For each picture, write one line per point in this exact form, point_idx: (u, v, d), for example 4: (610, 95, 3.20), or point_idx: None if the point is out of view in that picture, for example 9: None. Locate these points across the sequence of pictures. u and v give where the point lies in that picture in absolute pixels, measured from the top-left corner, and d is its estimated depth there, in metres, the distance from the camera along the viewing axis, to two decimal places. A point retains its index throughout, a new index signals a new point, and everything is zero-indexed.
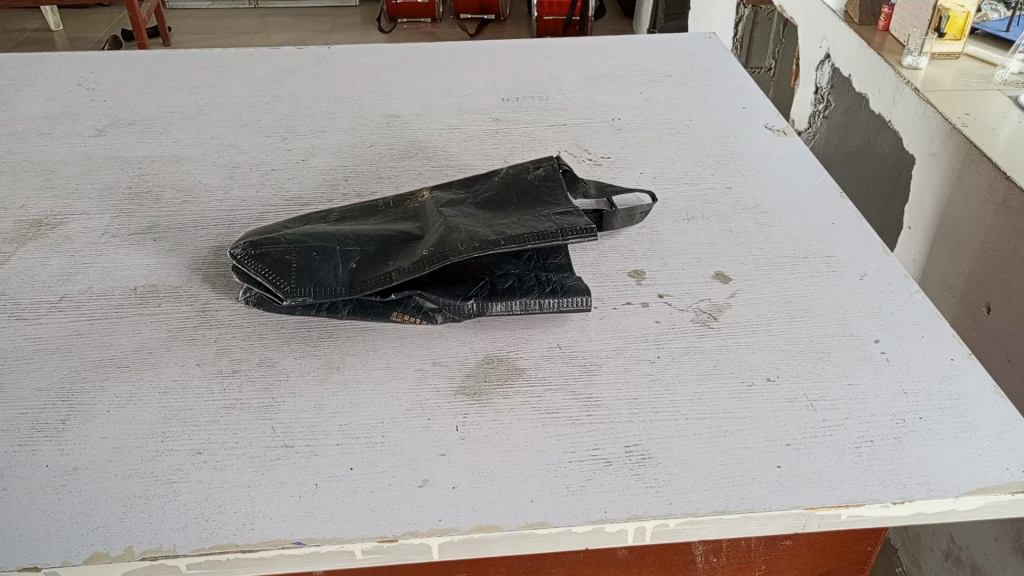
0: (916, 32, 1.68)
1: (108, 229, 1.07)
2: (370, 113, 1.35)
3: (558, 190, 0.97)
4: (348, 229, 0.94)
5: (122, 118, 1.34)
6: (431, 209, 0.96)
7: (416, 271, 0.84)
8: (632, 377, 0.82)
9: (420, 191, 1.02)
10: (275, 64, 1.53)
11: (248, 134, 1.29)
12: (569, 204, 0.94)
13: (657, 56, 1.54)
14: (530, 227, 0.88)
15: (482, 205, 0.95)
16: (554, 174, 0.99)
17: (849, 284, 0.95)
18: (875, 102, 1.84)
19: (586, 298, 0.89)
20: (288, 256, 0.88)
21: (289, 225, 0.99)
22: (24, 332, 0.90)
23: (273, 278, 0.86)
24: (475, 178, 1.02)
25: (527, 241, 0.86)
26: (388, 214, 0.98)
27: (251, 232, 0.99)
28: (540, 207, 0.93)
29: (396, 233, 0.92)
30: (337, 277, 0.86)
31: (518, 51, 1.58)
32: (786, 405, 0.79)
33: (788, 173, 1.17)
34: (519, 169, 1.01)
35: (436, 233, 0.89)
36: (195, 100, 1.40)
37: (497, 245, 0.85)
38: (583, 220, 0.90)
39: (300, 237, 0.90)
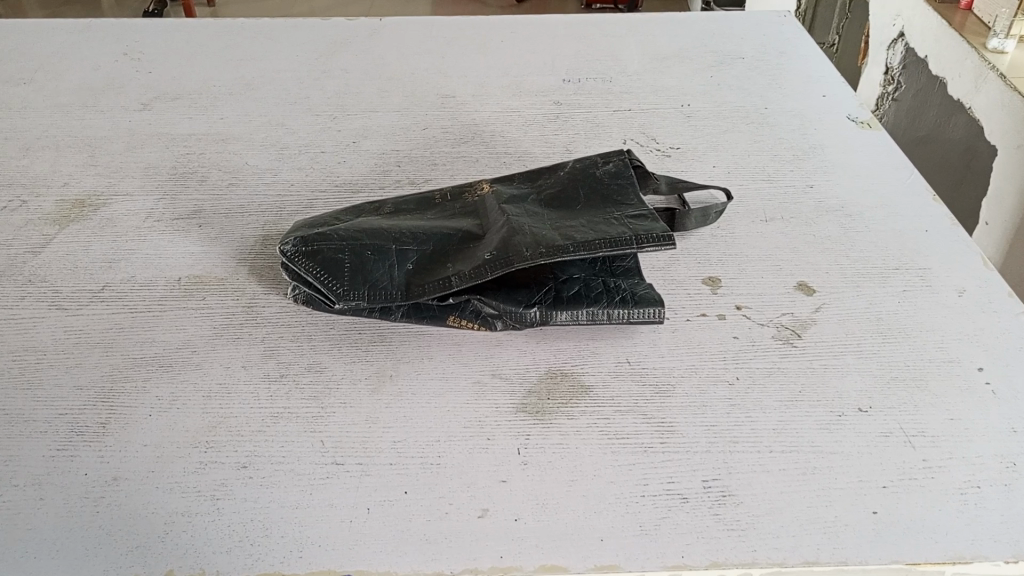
0: (1005, 12, 1.55)
1: (152, 213, 1.02)
2: (424, 91, 1.28)
3: (630, 188, 0.89)
4: (404, 224, 0.88)
5: (167, 91, 1.29)
6: (492, 206, 0.89)
7: (478, 276, 0.78)
8: (709, 402, 0.76)
9: (478, 184, 0.96)
10: (325, 37, 1.46)
11: (297, 112, 1.23)
12: (643, 205, 0.87)
13: (728, 37, 1.44)
14: (602, 231, 0.81)
15: (548, 204, 0.89)
16: (626, 172, 0.92)
17: (946, 301, 0.87)
18: (956, 88, 1.72)
19: (660, 309, 0.82)
20: (339, 253, 0.82)
21: (339, 216, 0.93)
22: (64, 324, 0.86)
23: (325, 278, 0.80)
24: (538, 173, 0.95)
25: (598, 247, 0.79)
26: (446, 209, 0.92)
27: (300, 223, 0.94)
28: (611, 209, 0.86)
29: (455, 231, 0.85)
30: (392, 278, 0.81)
31: (578, 27, 1.49)
32: (880, 440, 0.72)
33: (875, 170, 1.08)
34: (588, 164, 0.94)
35: (500, 234, 0.83)
36: (243, 74, 1.34)
37: (567, 252, 0.78)
38: (659, 224, 0.82)
39: (352, 232, 0.85)
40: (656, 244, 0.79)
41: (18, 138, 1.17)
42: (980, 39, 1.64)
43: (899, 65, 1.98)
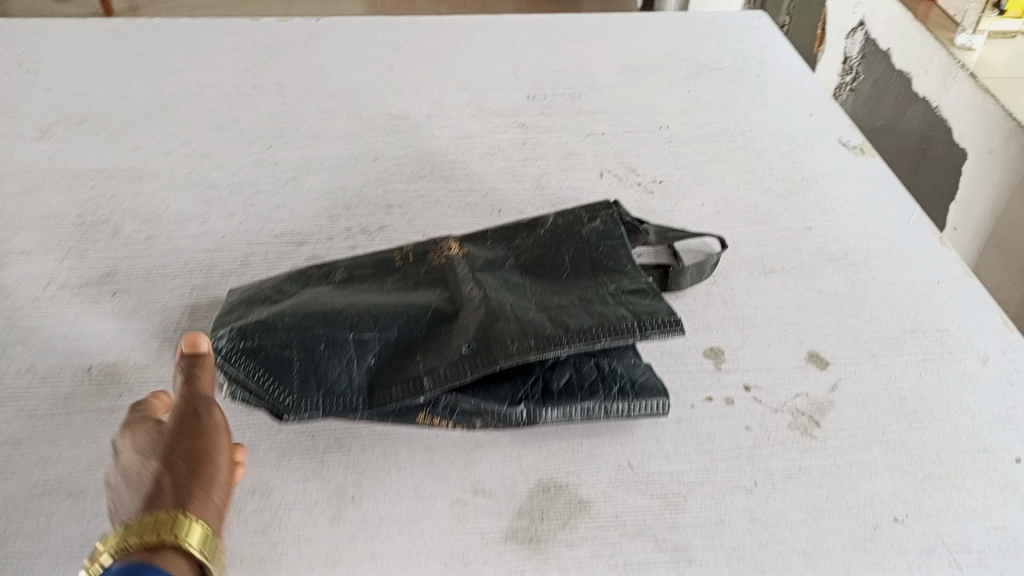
0: (975, 7, 1.47)
1: (54, 278, 0.86)
2: (372, 111, 1.13)
3: (622, 252, 0.78)
4: (360, 299, 0.74)
5: (70, 113, 1.11)
6: (465, 275, 0.76)
7: (455, 378, 0.66)
8: (727, 517, 0.66)
9: (444, 241, 0.82)
10: (255, 41, 1.29)
11: (226, 140, 1.07)
12: (639, 274, 0.75)
13: (702, 41, 1.32)
14: (597, 314, 0.69)
15: (529, 274, 0.76)
16: (615, 232, 0.80)
17: (973, 373, 0.78)
18: (922, 84, 1.62)
19: (664, 401, 0.71)
20: (283, 349, 0.68)
21: (279, 285, 0.79)
22: None
23: (267, 381, 0.67)
24: (513, 229, 0.82)
25: (595, 337, 0.67)
26: (408, 275, 0.79)
27: (233, 294, 0.79)
28: (604, 280, 0.74)
29: (423, 311, 0.72)
30: (350, 380, 0.68)
31: (539, 29, 1.35)
32: (922, 560, 0.63)
33: (875, 206, 0.99)
34: (572, 220, 0.81)
35: (477, 318, 0.70)
36: (160, 89, 1.16)
37: (559, 346, 0.66)
38: (661, 303, 0.71)
39: (298, 317, 0.71)
40: (661, 330, 0.68)
41: None
42: (947, 34, 1.55)
43: (859, 55, 1.84)
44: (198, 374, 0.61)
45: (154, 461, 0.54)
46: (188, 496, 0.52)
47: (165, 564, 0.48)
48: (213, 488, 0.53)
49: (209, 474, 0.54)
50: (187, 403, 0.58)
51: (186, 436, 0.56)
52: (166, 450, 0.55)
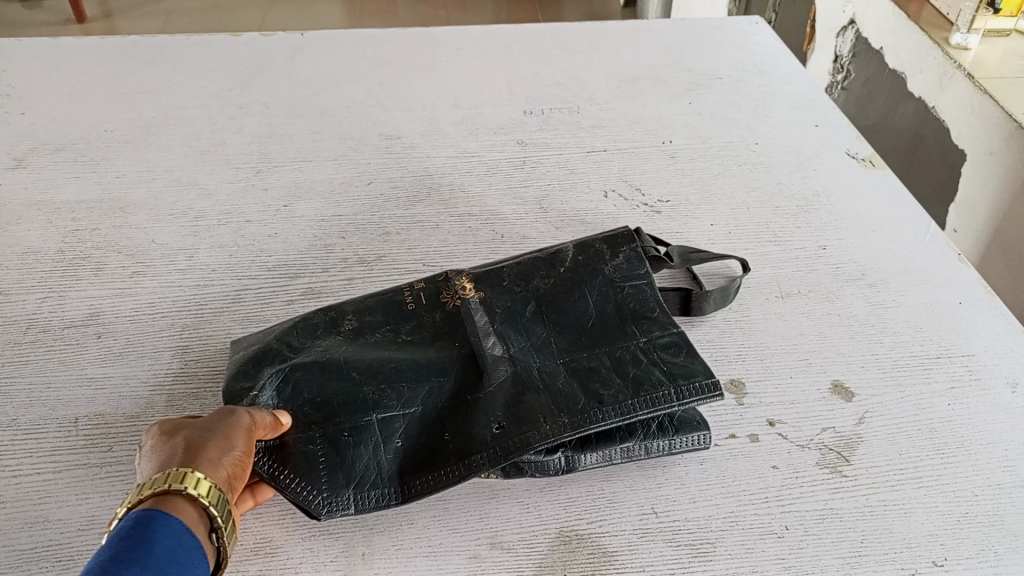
0: (968, 6, 1.42)
1: (35, 321, 0.81)
2: (364, 130, 1.09)
3: (649, 294, 0.74)
4: (374, 358, 0.69)
5: (46, 140, 1.05)
6: (485, 330, 0.72)
7: (489, 464, 0.62)
8: (760, 565, 0.62)
9: (456, 277, 0.77)
10: (238, 58, 1.24)
11: (212, 165, 1.02)
12: (669, 321, 0.72)
13: (701, 50, 1.29)
14: (631, 379, 0.67)
15: (554, 323, 0.72)
16: (639, 270, 0.76)
17: (1001, 402, 0.75)
18: (916, 85, 1.58)
19: (705, 433, 0.67)
20: (303, 441, 0.64)
21: (280, 338, 0.72)
22: None
23: (285, 475, 0.62)
24: (530, 265, 0.78)
25: (632, 408, 0.64)
26: (422, 321, 0.73)
27: (232, 350, 0.74)
28: (634, 332, 0.71)
29: (446, 378, 0.68)
30: (376, 466, 0.64)
31: (532, 39, 1.31)
32: None
33: (889, 223, 0.96)
34: (593, 257, 0.77)
35: (505, 392, 0.67)
36: (141, 112, 1.11)
37: (596, 424, 0.63)
38: (695, 359, 0.68)
39: (313, 395, 0.66)
40: (701, 396, 0.65)
41: None
42: (941, 33, 1.51)
43: (850, 53, 1.80)
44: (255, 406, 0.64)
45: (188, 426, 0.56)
46: (210, 451, 0.53)
47: (172, 507, 0.48)
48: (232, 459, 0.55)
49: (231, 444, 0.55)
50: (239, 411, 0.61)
51: (223, 416, 0.58)
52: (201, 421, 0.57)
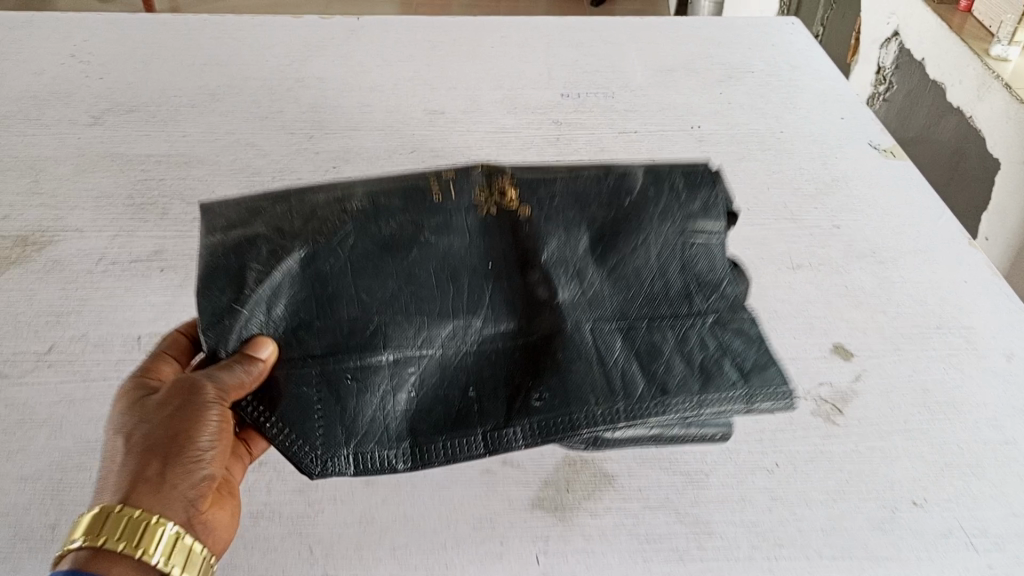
0: (1008, 18, 1.42)
1: (106, 254, 0.90)
2: (410, 106, 1.17)
3: (720, 271, 0.75)
4: (393, 283, 0.72)
5: (121, 102, 1.15)
6: (536, 266, 0.73)
7: (526, 438, 0.67)
8: (749, 495, 0.68)
9: (499, 178, 0.76)
10: (298, 38, 1.33)
11: (269, 130, 1.11)
12: (737, 302, 0.74)
13: (736, 46, 1.34)
14: (694, 369, 0.70)
15: (612, 277, 0.74)
16: (710, 233, 0.76)
17: (996, 370, 0.79)
18: (955, 96, 1.59)
19: (726, 433, 0.70)
20: (298, 381, 0.68)
21: (268, 223, 0.72)
22: (5, 396, 0.75)
23: (269, 420, 0.66)
24: (595, 188, 0.77)
25: (691, 401, 0.68)
26: (451, 220, 0.74)
27: (205, 225, 0.72)
28: (699, 307, 0.73)
29: (479, 326, 0.72)
30: (395, 414, 0.68)
31: (574, 30, 1.38)
32: (939, 542, 0.65)
33: (903, 208, 1.00)
34: (666, 194, 0.77)
35: (551, 355, 0.70)
36: (207, 81, 1.20)
37: (654, 413, 0.67)
38: (766, 357, 0.71)
39: (334, 325, 0.70)
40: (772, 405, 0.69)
41: None
42: (982, 45, 1.51)
43: (893, 65, 1.82)
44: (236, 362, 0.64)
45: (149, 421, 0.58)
46: (152, 471, 0.56)
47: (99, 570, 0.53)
48: (191, 460, 0.58)
49: (187, 445, 0.58)
50: (199, 376, 0.62)
51: (181, 402, 0.60)
52: (158, 410, 0.59)
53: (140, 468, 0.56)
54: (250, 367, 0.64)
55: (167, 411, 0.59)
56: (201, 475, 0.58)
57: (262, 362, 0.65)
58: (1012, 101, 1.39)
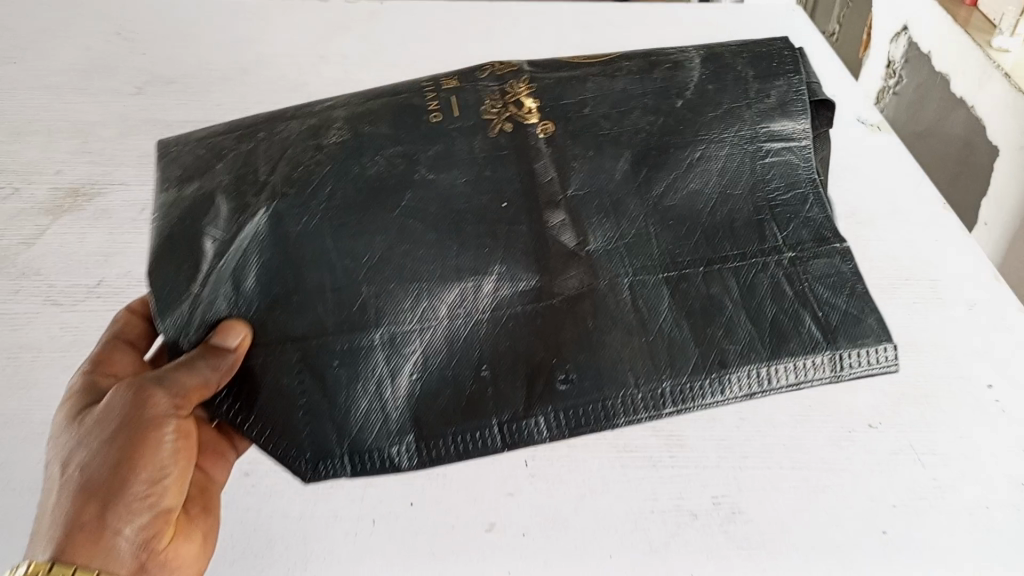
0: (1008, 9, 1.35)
1: (147, 204, 0.99)
2: (427, 81, 1.26)
3: (803, 183, 0.69)
4: (378, 236, 0.65)
5: (161, 74, 1.24)
6: (572, 194, 0.68)
7: (552, 432, 0.61)
8: (719, 415, 0.76)
9: (511, 85, 0.75)
10: (324, 18, 1.42)
11: (296, 100, 1.20)
12: (823, 226, 0.68)
13: (737, 31, 1.41)
14: (768, 326, 0.63)
15: (662, 211, 0.68)
16: (786, 131, 0.71)
17: (958, 315, 0.85)
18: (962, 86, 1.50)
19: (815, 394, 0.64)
20: (275, 370, 0.61)
21: (230, 170, 0.70)
22: (61, 321, 0.85)
23: (246, 420, 0.61)
24: (640, 90, 0.73)
25: (759, 369, 0.61)
26: (452, 149, 0.69)
27: (160, 177, 0.72)
28: (772, 238, 0.66)
29: (490, 288, 0.64)
30: (396, 405, 0.62)
31: (584, 13, 1.45)
32: (891, 459, 0.72)
33: (885, 175, 1.06)
34: (734, 90, 0.73)
35: (578, 329, 0.63)
36: (239, 56, 1.30)
37: (704, 401, 0.61)
38: (863, 305, 0.64)
39: (322, 303, 0.62)
40: (867, 363, 0.62)
41: (6, 120, 1.13)
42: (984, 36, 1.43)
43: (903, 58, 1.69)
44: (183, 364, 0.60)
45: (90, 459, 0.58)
46: (88, 515, 0.56)
47: None
48: (137, 496, 0.59)
49: (132, 481, 0.58)
50: (142, 393, 0.60)
51: (134, 428, 0.59)
52: (109, 437, 0.59)
53: (81, 507, 0.56)
54: (217, 362, 0.59)
55: (108, 442, 0.59)
56: (149, 506, 0.60)
57: (233, 353, 0.60)
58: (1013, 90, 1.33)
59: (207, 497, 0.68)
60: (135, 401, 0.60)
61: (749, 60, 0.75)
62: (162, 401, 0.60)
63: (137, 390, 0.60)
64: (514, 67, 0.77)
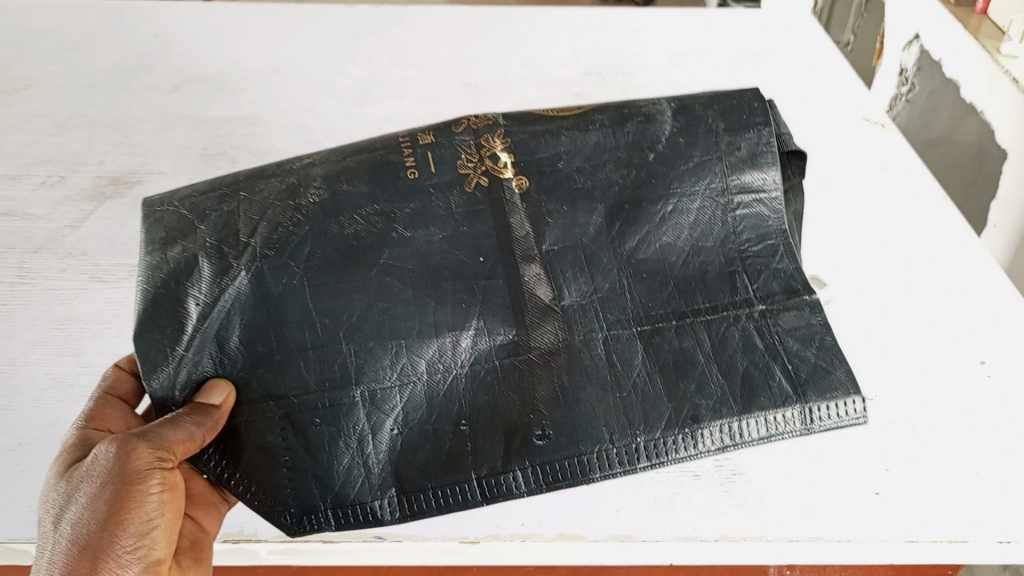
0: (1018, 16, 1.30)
1: None
2: (447, 80, 1.31)
3: (773, 234, 0.76)
4: (359, 299, 0.69)
5: (196, 73, 1.31)
6: (547, 250, 0.73)
7: (530, 486, 0.67)
8: None
9: (486, 138, 0.75)
10: (349, 22, 1.48)
11: (323, 97, 1.26)
12: (794, 277, 0.75)
13: (748, 34, 1.46)
14: (739, 379, 0.71)
15: (635, 270, 0.74)
16: (757, 182, 0.76)
17: (953, 298, 0.89)
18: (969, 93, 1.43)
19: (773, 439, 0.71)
20: (264, 431, 0.67)
21: (212, 231, 0.69)
22: (106, 296, 0.91)
23: (232, 476, 0.66)
24: (612, 144, 0.76)
25: (730, 424, 0.69)
26: (428, 207, 0.72)
27: (143, 239, 0.69)
28: (743, 291, 0.74)
29: (470, 341, 0.70)
30: (380, 457, 0.68)
31: (599, 17, 1.51)
32: (885, 427, 0.76)
33: (887, 168, 1.10)
34: (705, 146, 0.76)
35: (553, 384, 0.70)
36: (269, 57, 1.36)
37: (674, 456, 0.68)
38: (830, 357, 0.72)
39: (304, 362, 0.68)
40: (834, 417, 0.70)
41: (52, 114, 1.19)
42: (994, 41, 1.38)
43: (916, 67, 1.61)
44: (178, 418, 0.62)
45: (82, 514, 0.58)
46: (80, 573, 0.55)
47: None
48: (127, 548, 0.58)
49: (121, 534, 0.57)
50: (129, 444, 0.60)
51: (118, 481, 0.58)
52: (96, 491, 0.58)
53: (72, 564, 0.56)
54: (202, 419, 0.62)
55: (97, 495, 0.58)
56: (140, 559, 0.58)
57: (219, 410, 0.64)
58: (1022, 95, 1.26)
59: (199, 549, 0.66)
60: (118, 454, 0.59)
61: (719, 110, 0.78)
62: (146, 453, 0.60)
63: (119, 442, 0.59)
64: (488, 119, 0.77)
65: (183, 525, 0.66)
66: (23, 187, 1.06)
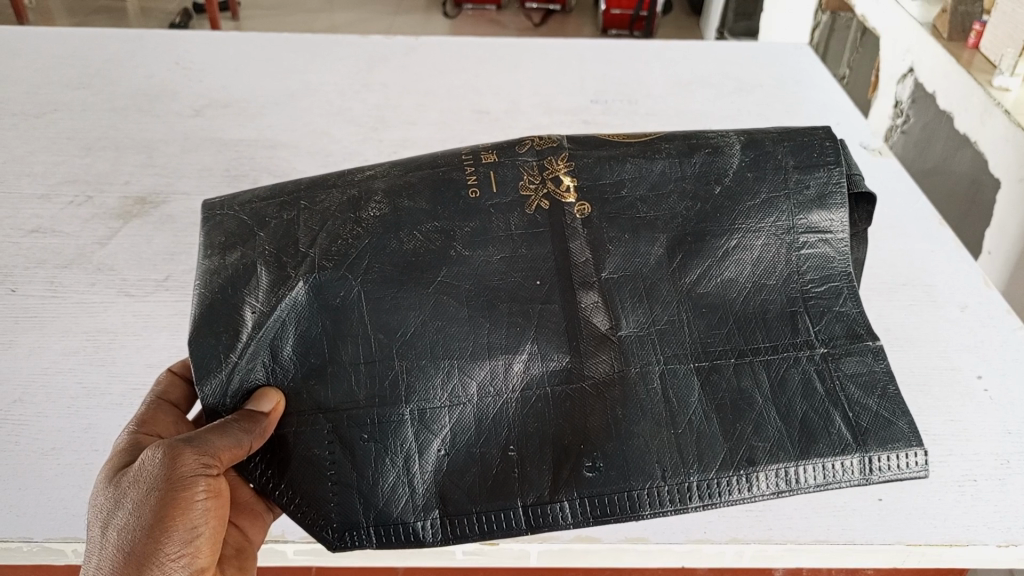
0: (1010, 50, 1.35)
1: None
2: (461, 106, 1.36)
3: (837, 277, 0.73)
4: (417, 315, 0.71)
5: (217, 99, 1.36)
6: (605, 278, 0.73)
7: (576, 518, 0.65)
8: None
9: (550, 160, 0.78)
10: (364, 51, 1.53)
11: (340, 122, 1.30)
12: (858, 322, 0.71)
13: (749, 66, 1.51)
14: (798, 424, 0.67)
15: (694, 300, 0.72)
16: (824, 223, 0.74)
17: (951, 315, 0.93)
18: (963, 124, 1.48)
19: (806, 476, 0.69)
20: (311, 444, 0.68)
21: (271, 239, 0.74)
22: (133, 308, 0.94)
23: (277, 487, 0.67)
24: (679, 174, 0.77)
25: (787, 469, 0.65)
26: (488, 227, 0.75)
27: (204, 242, 0.74)
28: (805, 333, 0.70)
29: (523, 364, 0.70)
30: (425, 478, 0.68)
31: (604, 49, 1.56)
32: None
33: (885, 193, 1.14)
34: (775, 179, 0.76)
35: (607, 417, 0.68)
36: (288, 84, 1.41)
37: (729, 497, 0.65)
38: (893, 407, 0.68)
39: (355, 374, 0.70)
40: (893, 467, 0.65)
41: (79, 137, 1.24)
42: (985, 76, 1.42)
43: (910, 99, 1.67)
44: (229, 425, 0.63)
45: (130, 516, 0.58)
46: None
47: None
48: (172, 556, 0.57)
49: (166, 542, 0.57)
50: (179, 446, 0.60)
51: (163, 487, 0.58)
52: (142, 496, 0.58)
53: (120, 570, 0.56)
54: (250, 426, 0.64)
55: (145, 498, 0.58)
56: (185, 566, 0.58)
57: (267, 418, 0.66)
58: (1014, 127, 1.30)
59: (243, 557, 0.68)
60: (165, 459, 0.59)
61: (790, 148, 0.78)
62: (191, 460, 0.60)
63: (165, 448, 0.60)
64: (554, 141, 0.80)
65: (229, 534, 0.68)
66: (52, 206, 1.10)
